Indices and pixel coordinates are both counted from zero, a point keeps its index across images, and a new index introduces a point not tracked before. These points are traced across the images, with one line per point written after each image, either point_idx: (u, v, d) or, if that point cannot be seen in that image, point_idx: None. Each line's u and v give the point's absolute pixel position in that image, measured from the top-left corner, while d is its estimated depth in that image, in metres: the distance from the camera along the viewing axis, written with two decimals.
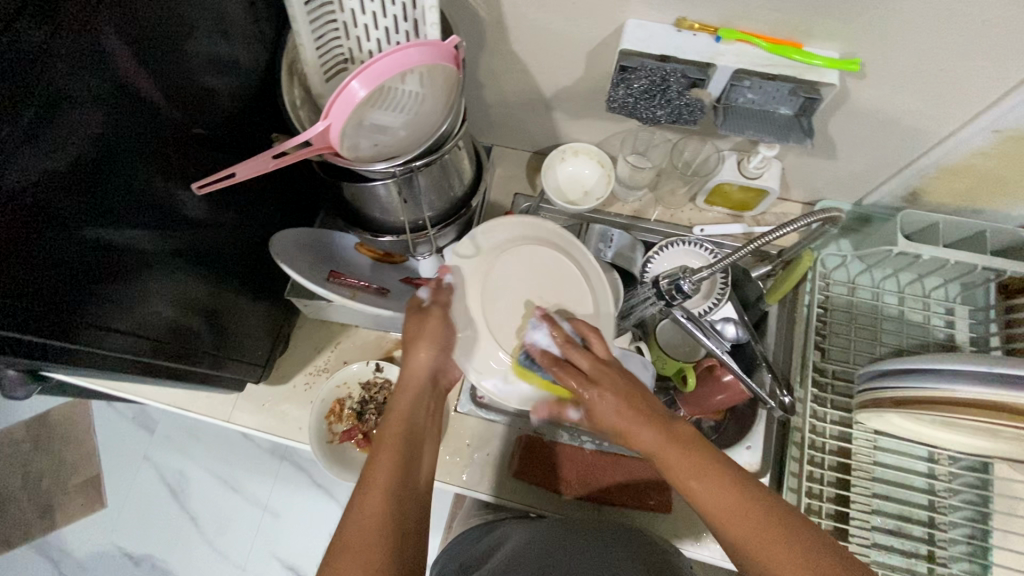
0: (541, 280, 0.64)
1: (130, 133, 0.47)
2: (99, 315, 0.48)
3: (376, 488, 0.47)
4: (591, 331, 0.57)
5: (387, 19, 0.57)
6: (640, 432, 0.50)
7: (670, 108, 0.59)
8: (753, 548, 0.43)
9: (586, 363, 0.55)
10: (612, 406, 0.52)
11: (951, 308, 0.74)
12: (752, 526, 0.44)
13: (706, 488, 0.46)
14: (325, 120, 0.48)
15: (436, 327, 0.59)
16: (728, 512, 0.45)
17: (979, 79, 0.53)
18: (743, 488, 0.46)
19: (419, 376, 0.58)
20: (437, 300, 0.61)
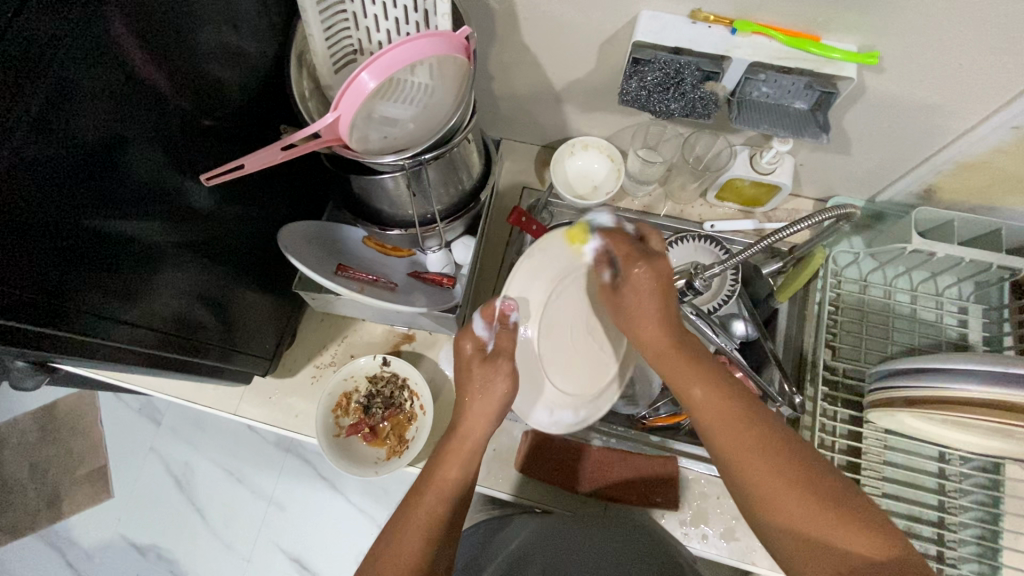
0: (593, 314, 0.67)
1: (138, 125, 0.46)
2: (107, 308, 0.48)
3: (413, 532, 0.48)
4: (651, 230, 0.59)
5: (397, 10, 0.56)
6: (654, 322, 0.53)
7: (684, 102, 0.58)
8: (734, 453, 0.46)
9: (635, 247, 0.57)
10: (644, 284, 0.54)
11: (964, 307, 0.73)
12: (737, 430, 0.46)
13: (701, 392, 0.49)
14: (335, 112, 0.47)
15: (502, 378, 0.56)
16: (713, 413, 0.48)
17: (999, 74, 0.52)
18: (734, 398, 0.48)
19: (482, 422, 0.56)
20: (500, 346, 0.59)
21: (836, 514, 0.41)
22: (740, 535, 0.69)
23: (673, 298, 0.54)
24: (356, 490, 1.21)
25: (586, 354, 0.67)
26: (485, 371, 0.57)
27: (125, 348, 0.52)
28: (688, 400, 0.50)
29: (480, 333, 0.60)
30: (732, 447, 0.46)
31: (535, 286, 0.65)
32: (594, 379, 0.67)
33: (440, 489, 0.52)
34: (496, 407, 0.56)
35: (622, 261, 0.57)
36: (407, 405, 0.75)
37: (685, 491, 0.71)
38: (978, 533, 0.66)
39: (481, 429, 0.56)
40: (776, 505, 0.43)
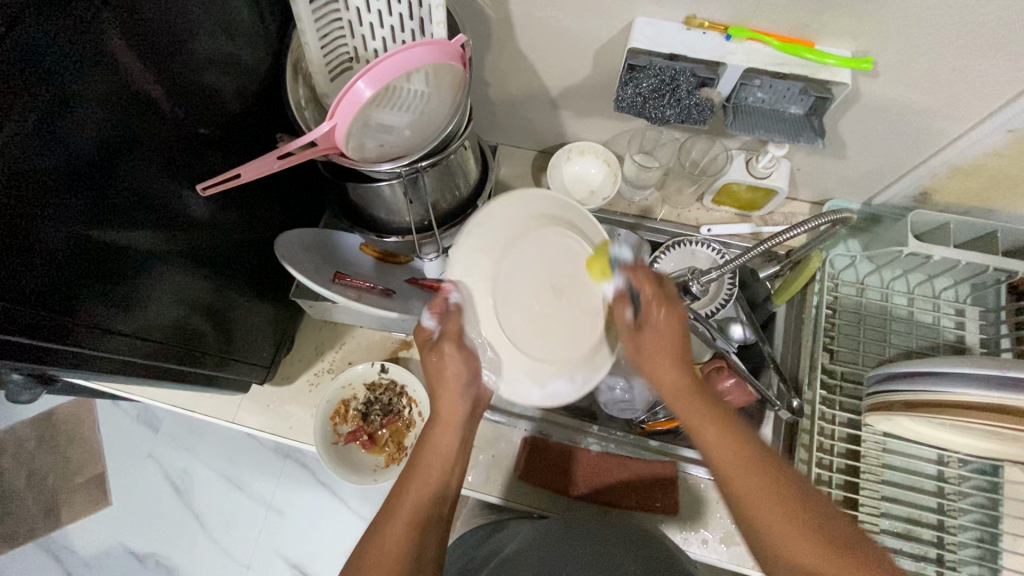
0: (553, 267, 0.61)
1: (134, 134, 0.46)
2: (104, 317, 0.48)
3: (397, 519, 0.50)
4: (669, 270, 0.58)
5: (393, 18, 0.56)
6: (674, 368, 0.53)
7: (680, 108, 0.58)
8: (776, 532, 0.44)
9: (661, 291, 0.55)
10: (664, 335, 0.53)
11: (961, 309, 0.74)
12: (780, 509, 0.44)
13: (717, 437, 0.49)
14: (331, 120, 0.47)
15: (456, 361, 0.57)
16: (734, 467, 0.47)
17: (993, 78, 0.53)
18: (746, 442, 0.48)
19: (456, 412, 0.57)
20: (445, 331, 0.58)
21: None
22: (740, 540, 0.69)
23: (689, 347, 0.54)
24: (356, 497, 1.21)
25: (557, 323, 0.60)
26: (436, 358, 0.58)
27: (119, 358, 0.51)
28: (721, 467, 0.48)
29: (426, 324, 0.59)
30: (779, 528, 0.44)
31: (478, 266, 0.61)
32: (580, 344, 0.60)
33: (427, 478, 0.53)
34: (465, 395, 0.58)
35: (653, 305, 0.54)
36: (406, 411, 0.75)
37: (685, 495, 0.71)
38: (977, 535, 0.66)
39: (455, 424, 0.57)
40: (791, 553, 0.43)
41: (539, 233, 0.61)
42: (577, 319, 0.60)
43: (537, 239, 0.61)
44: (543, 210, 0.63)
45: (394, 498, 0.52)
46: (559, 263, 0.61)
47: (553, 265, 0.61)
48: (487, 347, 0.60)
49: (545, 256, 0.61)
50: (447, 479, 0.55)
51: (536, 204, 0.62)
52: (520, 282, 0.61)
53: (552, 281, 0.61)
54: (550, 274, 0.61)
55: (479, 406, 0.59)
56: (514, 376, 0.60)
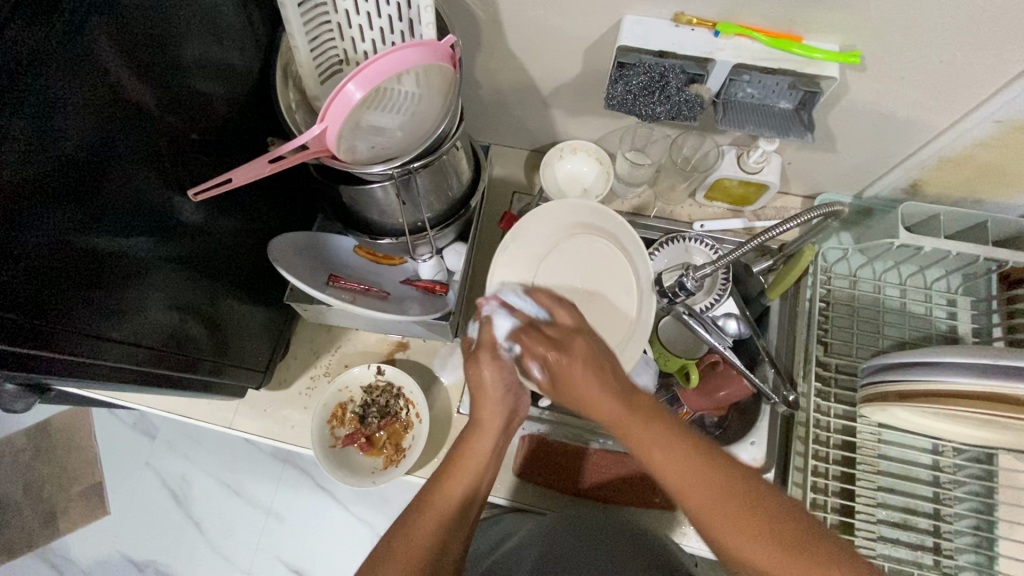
0: (584, 268, 0.69)
1: (124, 140, 0.46)
2: (98, 324, 0.48)
3: (420, 531, 0.49)
4: (552, 301, 0.56)
5: (382, 20, 0.56)
6: (604, 398, 0.49)
7: (670, 104, 0.57)
8: (728, 538, 0.43)
9: (552, 341, 0.52)
10: (577, 369, 0.50)
11: (953, 300, 0.74)
12: (730, 521, 0.42)
13: (666, 458, 0.46)
14: (321, 123, 0.48)
15: (491, 372, 0.55)
16: (693, 485, 0.44)
17: (979, 69, 0.53)
18: (701, 456, 0.45)
19: (495, 420, 0.56)
20: (483, 340, 0.56)
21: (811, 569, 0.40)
22: None
23: (607, 365, 0.51)
24: (353, 500, 1.20)
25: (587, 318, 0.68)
26: (474, 366, 0.56)
27: (114, 366, 0.51)
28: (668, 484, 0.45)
29: (471, 331, 0.62)
30: (726, 536, 0.43)
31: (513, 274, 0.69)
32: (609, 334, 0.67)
33: (461, 478, 0.53)
34: (503, 407, 0.57)
35: (551, 359, 0.50)
36: (403, 413, 0.74)
37: None
38: (973, 523, 0.66)
39: (493, 429, 0.56)
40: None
41: (568, 240, 0.70)
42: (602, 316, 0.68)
43: (567, 247, 0.70)
44: (572, 218, 0.70)
45: (429, 490, 0.52)
46: (588, 266, 0.70)
47: (582, 268, 0.70)
48: None
49: (574, 259, 0.70)
50: (479, 480, 0.55)
51: (570, 212, 0.70)
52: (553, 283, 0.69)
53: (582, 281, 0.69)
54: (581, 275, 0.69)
55: (517, 414, 0.59)
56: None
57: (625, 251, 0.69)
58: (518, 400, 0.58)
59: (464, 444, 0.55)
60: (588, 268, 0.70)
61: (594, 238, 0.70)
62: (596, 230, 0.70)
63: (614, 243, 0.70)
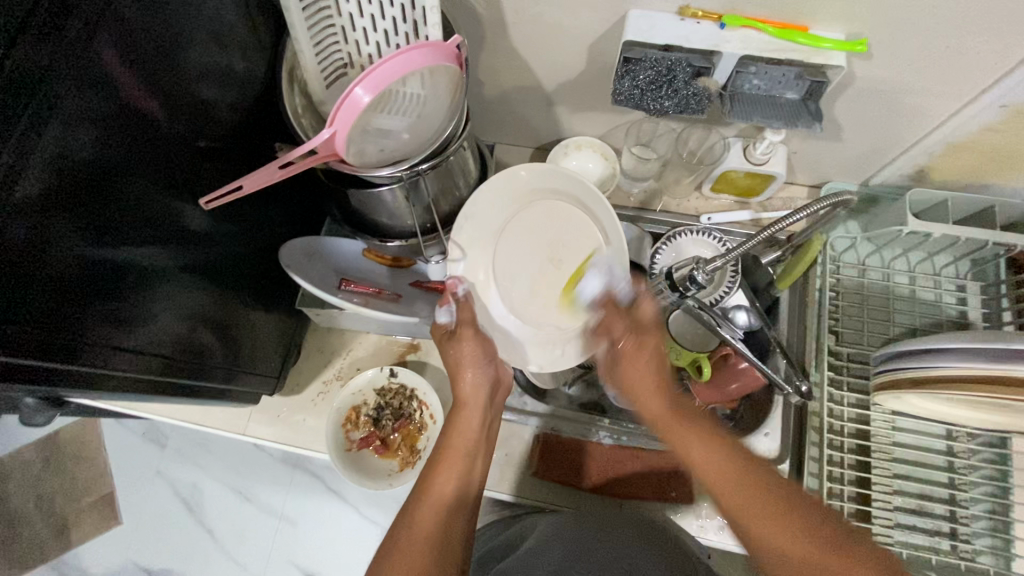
0: (549, 236, 0.64)
1: (135, 150, 0.46)
2: (111, 331, 0.48)
3: (422, 516, 0.50)
4: (643, 293, 0.61)
5: (386, 22, 0.56)
6: (654, 392, 0.58)
7: (677, 99, 0.58)
8: (773, 536, 0.45)
9: (630, 323, 0.61)
10: (642, 355, 0.59)
11: (963, 285, 0.74)
12: (777, 519, 0.45)
13: (705, 451, 0.51)
14: (330, 128, 0.48)
15: (472, 347, 0.61)
16: (725, 475, 0.49)
17: (987, 54, 0.53)
18: (733, 452, 0.51)
19: (477, 394, 0.60)
20: (461, 319, 0.62)
21: (849, 562, 0.42)
22: None
23: (666, 365, 0.60)
24: (366, 502, 1.20)
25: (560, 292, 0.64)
26: (455, 346, 0.61)
27: (128, 378, 0.51)
28: (713, 481, 0.50)
29: (441, 320, 0.63)
30: (769, 530, 0.45)
31: (482, 247, 0.65)
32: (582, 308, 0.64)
33: (455, 461, 0.56)
34: (484, 380, 0.61)
35: (618, 341, 0.61)
36: (417, 414, 0.73)
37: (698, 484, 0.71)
38: (989, 507, 0.66)
39: (477, 406, 0.60)
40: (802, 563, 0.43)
41: (527, 210, 0.64)
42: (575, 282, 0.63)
43: (528, 216, 0.64)
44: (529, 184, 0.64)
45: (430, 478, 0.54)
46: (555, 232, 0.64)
47: (547, 236, 0.64)
48: (499, 332, 0.65)
49: (536, 227, 0.64)
50: (472, 461, 0.57)
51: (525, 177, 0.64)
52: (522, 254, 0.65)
53: (547, 249, 0.64)
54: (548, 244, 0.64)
55: (500, 387, 0.63)
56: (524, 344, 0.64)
57: (589, 211, 0.63)
58: (496, 372, 0.62)
59: (449, 425, 0.59)
60: (553, 236, 0.64)
61: (556, 202, 0.64)
62: (558, 194, 0.64)
63: (578, 205, 0.64)
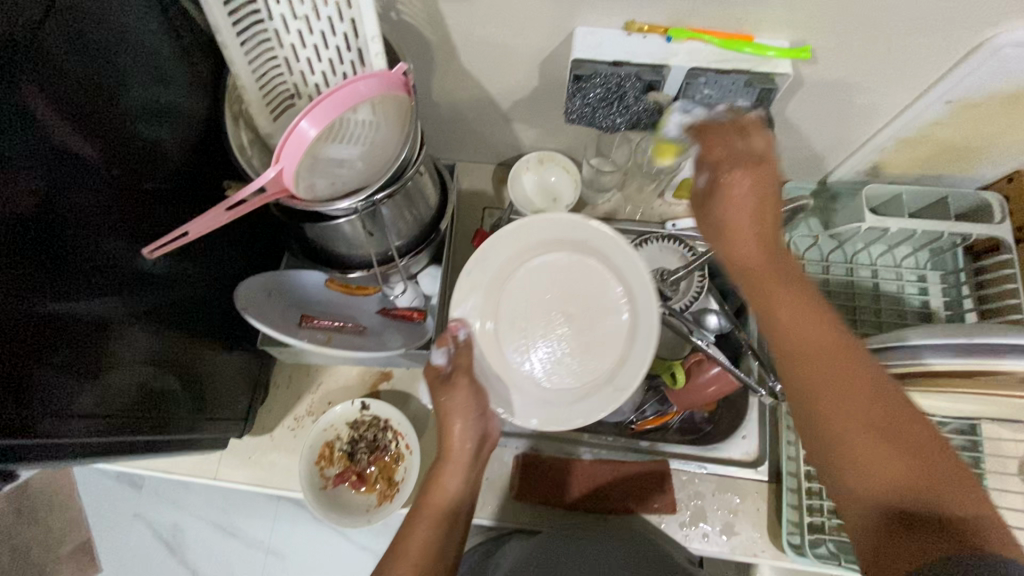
0: (561, 287, 0.64)
1: (70, 195, 0.44)
2: (62, 391, 0.45)
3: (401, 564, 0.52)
4: (751, 124, 0.52)
5: (330, 51, 0.54)
6: (750, 239, 0.50)
7: (628, 115, 0.59)
8: (830, 404, 0.44)
9: (730, 154, 0.51)
10: (744, 198, 0.50)
11: (923, 275, 0.76)
12: (844, 391, 0.44)
13: (793, 318, 0.48)
14: (276, 165, 0.47)
15: (465, 398, 0.62)
16: (809, 343, 0.47)
17: (928, 53, 0.54)
18: (828, 325, 0.47)
19: (464, 448, 0.61)
20: (457, 365, 0.63)
21: (897, 454, 0.42)
22: (740, 529, 0.69)
23: (773, 204, 0.51)
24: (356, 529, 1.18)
25: (572, 347, 0.64)
26: (448, 394, 0.63)
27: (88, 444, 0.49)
28: (797, 355, 0.47)
29: (437, 362, 0.64)
30: (835, 415, 0.44)
31: (479, 297, 0.64)
32: (593, 362, 0.63)
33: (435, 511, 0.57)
34: (473, 433, 0.62)
35: (717, 170, 0.51)
36: (393, 445, 0.71)
37: (679, 493, 0.71)
38: None
39: (463, 458, 0.61)
40: (849, 432, 0.43)
41: (539, 262, 0.64)
42: (592, 336, 0.63)
43: (535, 268, 0.65)
44: (555, 231, 0.63)
45: (413, 530, 0.56)
46: (568, 283, 0.64)
47: (558, 287, 0.64)
48: (495, 384, 0.64)
49: (552, 276, 0.64)
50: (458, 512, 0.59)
51: (542, 227, 0.63)
52: (523, 307, 0.64)
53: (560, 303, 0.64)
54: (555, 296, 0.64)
55: (488, 441, 0.64)
56: (518, 390, 0.64)
57: (612, 263, 0.62)
58: (487, 424, 0.64)
59: (437, 475, 0.61)
60: (566, 287, 0.64)
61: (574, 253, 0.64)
62: (579, 247, 0.64)
63: (597, 255, 0.63)
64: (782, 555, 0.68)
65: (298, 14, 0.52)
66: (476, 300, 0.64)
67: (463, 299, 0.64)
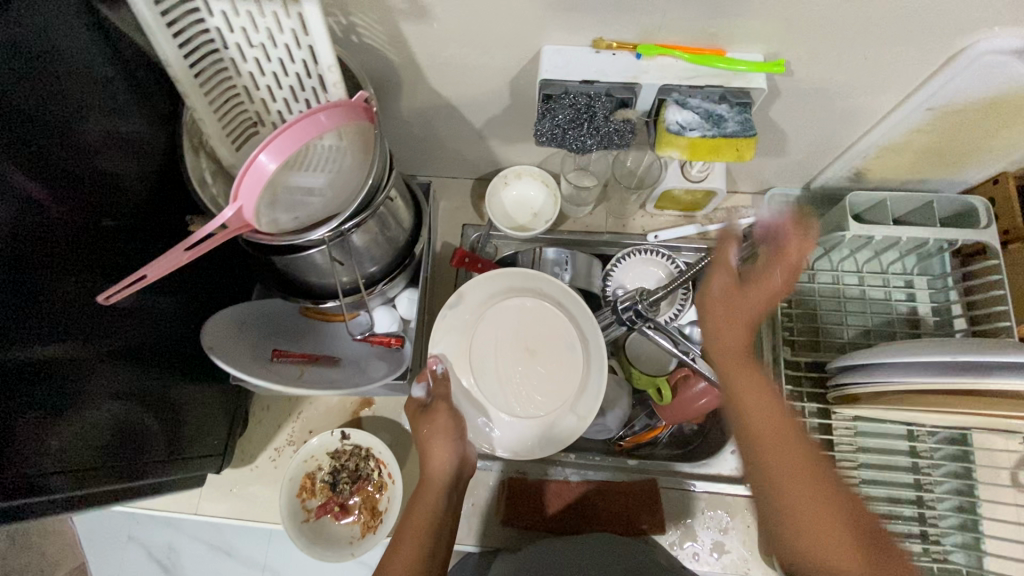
0: (523, 329, 0.67)
1: (20, 239, 0.42)
2: (33, 446, 0.43)
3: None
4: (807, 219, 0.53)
5: (290, 79, 0.53)
6: (744, 322, 0.50)
7: (600, 136, 0.56)
8: (787, 493, 0.42)
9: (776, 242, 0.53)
10: (775, 283, 0.51)
11: (910, 280, 0.75)
12: (807, 481, 0.42)
13: (762, 412, 0.46)
14: (235, 202, 0.45)
15: (444, 420, 0.60)
16: (773, 427, 0.45)
17: (906, 62, 0.52)
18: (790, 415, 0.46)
19: (444, 470, 0.57)
20: (436, 393, 0.63)
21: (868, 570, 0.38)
22: (731, 547, 0.69)
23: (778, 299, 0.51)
24: None
25: (535, 383, 0.66)
26: (427, 418, 0.60)
27: (68, 496, 0.48)
28: (762, 448, 0.44)
29: (417, 395, 0.64)
30: (798, 507, 0.41)
31: (455, 336, 0.67)
32: (558, 394, 0.66)
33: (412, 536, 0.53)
34: (454, 454, 0.59)
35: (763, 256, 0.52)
36: (376, 474, 0.70)
37: (666, 512, 0.70)
38: (956, 504, 0.67)
39: (441, 483, 0.57)
40: (807, 539, 0.40)
41: (505, 308, 0.67)
42: (554, 374, 0.66)
43: (499, 311, 0.68)
44: (511, 280, 0.68)
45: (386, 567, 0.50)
46: (530, 325, 0.67)
47: (521, 329, 0.67)
48: (473, 421, 0.65)
49: (515, 319, 0.68)
50: (437, 543, 0.54)
51: (504, 278, 0.68)
52: (494, 346, 0.67)
53: (525, 343, 0.67)
54: (520, 336, 0.67)
55: (466, 465, 0.61)
56: (493, 421, 0.65)
57: (564, 310, 0.67)
58: (465, 446, 0.61)
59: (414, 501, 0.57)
60: (527, 329, 0.67)
61: (530, 300, 0.68)
62: (537, 294, 0.68)
63: (550, 300, 0.68)
64: (772, 572, 0.67)
65: (253, 42, 0.50)
66: (452, 341, 0.67)
67: (438, 338, 0.66)
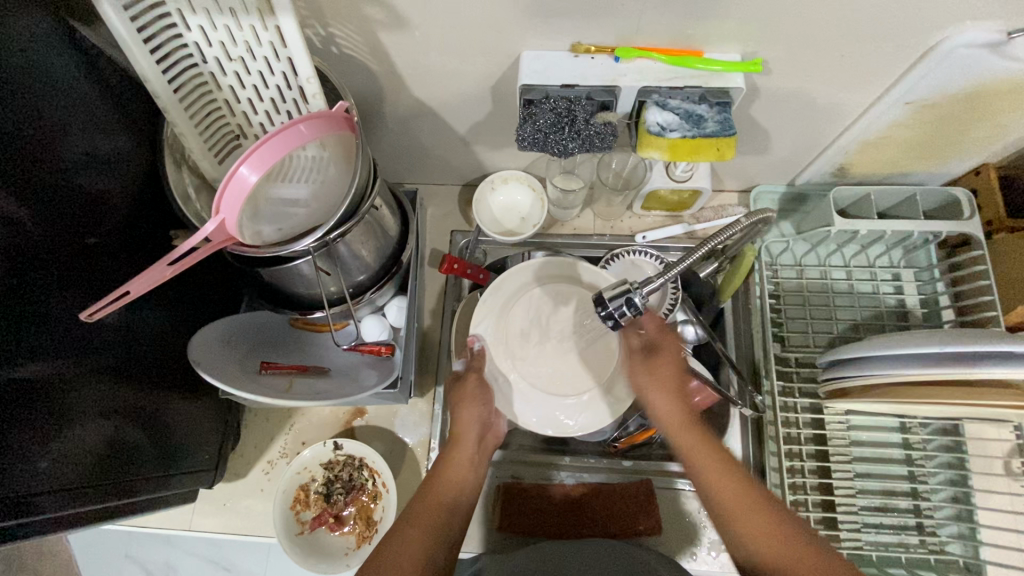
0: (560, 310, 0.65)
1: (9, 258, 0.42)
2: (20, 467, 0.43)
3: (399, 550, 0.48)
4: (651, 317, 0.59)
5: (270, 90, 0.53)
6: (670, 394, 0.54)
7: (581, 139, 0.56)
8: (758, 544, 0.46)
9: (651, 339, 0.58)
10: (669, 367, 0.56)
11: (897, 273, 0.76)
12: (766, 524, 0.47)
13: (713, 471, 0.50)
14: (217, 215, 0.45)
15: (473, 387, 0.61)
16: (723, 482, 0.49)
17: (880, 58, 0.53)
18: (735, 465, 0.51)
19: (469, 431, 0.58)
20: (471, 365, 0.63)
21: None
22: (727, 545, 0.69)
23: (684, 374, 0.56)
24: None
25: (572, 363, 0.64)
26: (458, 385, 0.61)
27: (54, 518, 0.47)
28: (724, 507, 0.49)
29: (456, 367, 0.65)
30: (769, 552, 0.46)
31: (493, 316, 0.65)
32: (593, 377, 0.64)
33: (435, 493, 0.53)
34: (478, 420, 0.59)
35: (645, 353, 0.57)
36: (369, 484, 0.69)
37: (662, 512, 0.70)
38: (950, 495, 0.67)
39: (467, 445, 0.57)
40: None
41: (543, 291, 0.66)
42: (591, 355, 0.64)
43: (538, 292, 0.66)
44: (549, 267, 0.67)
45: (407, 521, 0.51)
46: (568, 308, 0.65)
47: (558, 311, 0.65)
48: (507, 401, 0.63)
49: (554, 301, 0.66)
50: (458, 497, 0.54)
51: (542, 266, 0.67)
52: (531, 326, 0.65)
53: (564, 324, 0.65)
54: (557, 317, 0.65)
55: (492, 433, 0.61)
56: (525, 399, 0.63)
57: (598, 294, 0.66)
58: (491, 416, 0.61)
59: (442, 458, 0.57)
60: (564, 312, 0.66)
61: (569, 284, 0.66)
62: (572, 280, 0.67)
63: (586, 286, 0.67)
64: None
65: (233, 56, 0.50)
66: (486, 321, 0.65)
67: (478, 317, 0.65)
